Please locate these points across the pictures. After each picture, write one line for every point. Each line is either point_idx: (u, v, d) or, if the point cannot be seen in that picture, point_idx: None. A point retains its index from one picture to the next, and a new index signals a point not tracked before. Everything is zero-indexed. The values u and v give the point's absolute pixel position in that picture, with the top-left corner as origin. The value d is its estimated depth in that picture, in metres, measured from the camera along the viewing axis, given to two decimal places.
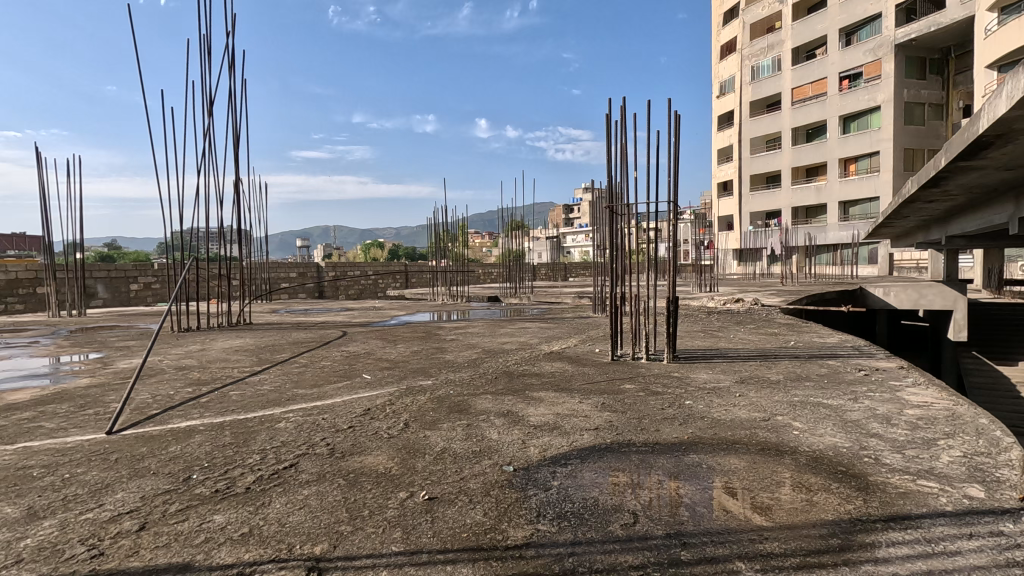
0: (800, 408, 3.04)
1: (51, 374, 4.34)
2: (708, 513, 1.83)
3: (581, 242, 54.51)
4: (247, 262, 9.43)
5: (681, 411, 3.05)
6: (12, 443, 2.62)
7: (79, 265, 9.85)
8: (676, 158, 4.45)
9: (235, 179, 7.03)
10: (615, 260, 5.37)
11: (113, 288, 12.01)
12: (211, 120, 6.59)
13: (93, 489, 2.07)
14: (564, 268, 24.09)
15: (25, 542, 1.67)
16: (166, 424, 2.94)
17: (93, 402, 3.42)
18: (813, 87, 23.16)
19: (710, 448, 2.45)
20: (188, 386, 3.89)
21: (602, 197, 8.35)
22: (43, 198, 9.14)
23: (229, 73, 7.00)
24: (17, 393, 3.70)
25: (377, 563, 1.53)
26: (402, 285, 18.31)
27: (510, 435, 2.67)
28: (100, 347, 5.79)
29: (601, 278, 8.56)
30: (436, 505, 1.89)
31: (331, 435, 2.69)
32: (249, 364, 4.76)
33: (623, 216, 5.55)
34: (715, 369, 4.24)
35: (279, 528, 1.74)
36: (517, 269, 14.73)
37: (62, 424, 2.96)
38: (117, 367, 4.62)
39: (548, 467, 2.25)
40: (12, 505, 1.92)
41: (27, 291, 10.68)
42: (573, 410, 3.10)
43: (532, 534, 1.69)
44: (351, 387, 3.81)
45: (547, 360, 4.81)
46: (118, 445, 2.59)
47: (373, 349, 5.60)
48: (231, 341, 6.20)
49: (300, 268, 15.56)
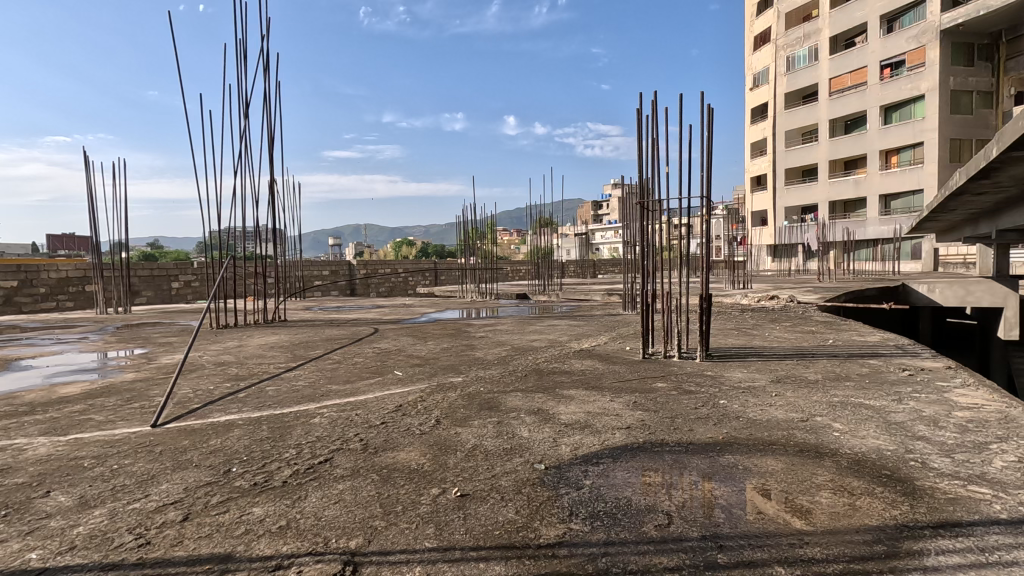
0: (840, 409, 2.95)
1: (100, 369, 4.53)
2: (743, 515, 1.79)
3: (610, 239, 54.04)
4: (282, 261, 9.67)
5: (715, 411, 2.98)
6: (65, 435, 2.74)
7: (124, 264, 10.23)
8: (709, 152, 4.36)
9: (270, 179, 7.24)
10: (646, 256, 5.30)
11: (155, 286, 12.47)
12: (247, 122, 6.78)
13: (139, 480, 2.15)
14: (593, 265, 23.95)
15: (78, 530, 1.74)
16: (207, 418, 3.04)
17: (138, 395, 3.56)
18: (852, 77, 22.39)
19: (745, 449, 2.40)
20: (226, 381, 4.02)
21: (632, 192, 8.24)
22: (91, 200, 9.55)
23: (265, 77, 7.18)
24: (69, 386, 3.87)
25: (411, 559, 1.55)
26: (431, 283, 18.48)
27: (541, 433, 2.66)
28: (144, 342, 6.04)
29: (632, 277, 8.45)
30: (468, 502, 1.90)
31: (364, 430, 2.73)
32: (284, 360, 4.86)
33: (654, 213, 5.44)
34: (751, 368, 4.14)
35: (315, 522, 1.77)
36: (546, 267, 14.69)
37: (110, 416, 3.08)
38: (160, 363, 4.78)
39: (579, 467, 2.23)
40: (65, 495, 2.00)
41: (77, 290, 11.17)
42: (604, 409, 3.07)
43: (564, 534, 1.68)
44: (383, 383, 3.86)
45: (577, 358, 4.77)
46: (162, 438, 2.68)
47: (404, 346, 5.66)
48: (266, 337, 6.35)
49: (332, 267, 15.87)
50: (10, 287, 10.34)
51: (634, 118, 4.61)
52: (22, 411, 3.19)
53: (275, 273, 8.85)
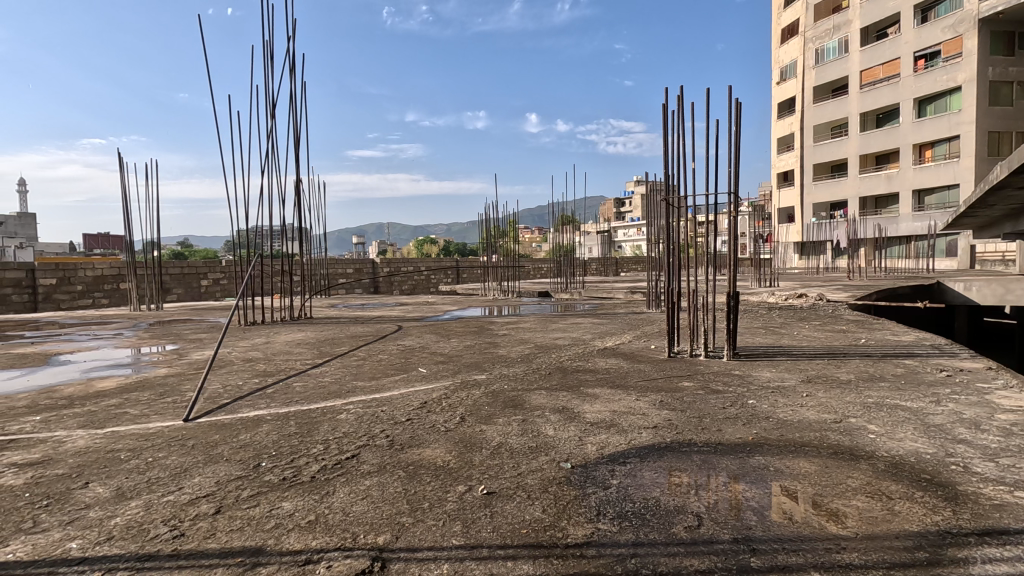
0: (876, 410, 2.85)
1: (134, 364, 4.66)
2: (771, 518, 1.75)
3: (633, 237, 53.60)
4: (308, 259, 9.82)
5: (745, 411, 2.93)
6: (102, 428, 2.82)
7: (156, 262, 10.50)
8: (737, 148, 4.28)
9: (296, 178, 7.36)
10: (670, 253, 5.22)
11: (185, 284, 12.78)
12: (274, 122, 6.89)
13: (173, 473, 2.20)
14: (615, 263, 23.78)
15: (116, 521, 1.79)
16: (236, 413, 3.08)
17: (171, 390, 3.65)
18: (884, 69, 21.76)
19: (777, 450, 2.35)
20: (255, 377, 4.10)
21: (656, 189, 8.15)
22: (125, 201, 9.83)
23: (291, 77, 7.30)
24: (105, 381, 4.00)
25: (438, 556, 1.55)
26: (453, 280, 18.55)
27: (567, 432, 2.64)
28: (176, 338, 6.20)
29: (657, 274, 8.36)
30: (495, 501, 1.90)
31: (390, 427, 2.74)
32: (311, 357, 4.93)
33: (678, 210, 5.36)
34: (780, 367, 4.05)
35: (343, 518, 1.78)
36: (569, 265, 14.61)
37: (145, 410, 3.16)
38: (190, 359, 4.90)
39: (606, 466, 2.20)
40: (103, 486, 2.06)
41: (112, 287, 11.54)
42: (630, 408, 3.04)
43: (593, 533, 1.66)
44: (408, 380, 3.89)
45: (601, 356, 4.73)
46: (194, 431, 2.75)
47: (427, 343, 5.69)
48: (292, 334, 6.46)
49: (356, 265, 16.05)
50: (49, 285, 10.70)
51: (660, 114, 4.56)
52: (60, 405, 3.29)
53: (302, 271, 8.99)
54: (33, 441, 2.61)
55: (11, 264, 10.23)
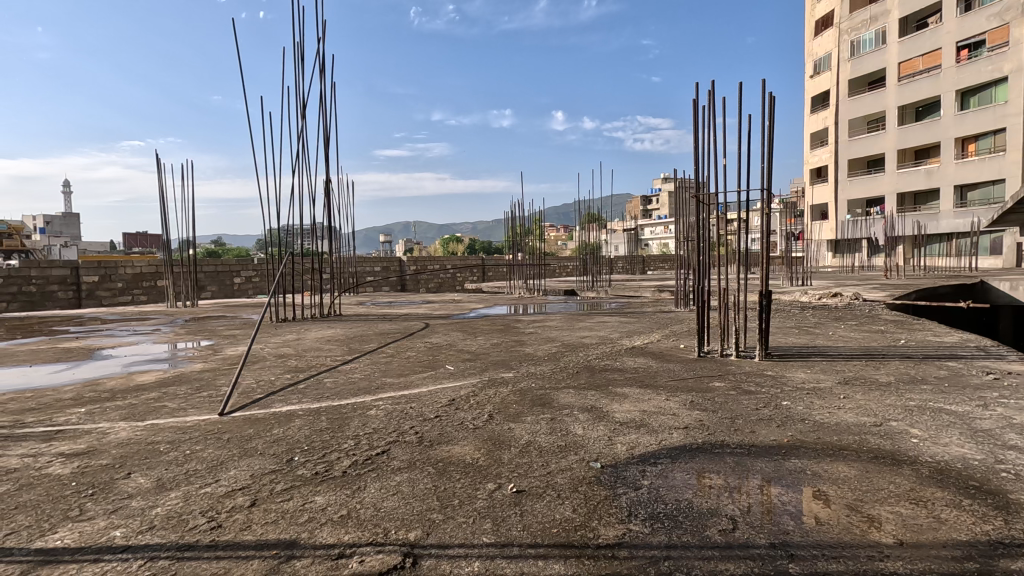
0: (917, 414, 2.75)
1: (171, 359, 4.80)
2: (807, 522, 1.71)
3: (661, 236, 52.93)
4: (337, 257, 9.94)
5: (779, 413, 2.85)
6: (142, 420, 2.91)
7: (191, 260, 10.80)
8: (770, 144, 4.17)
9: (326, 178, 7.49)
10: (700, 251, 5.12)
11: (219, 282, 13.10)
12: (304, 122, 6.99)
13: (210, 465, 2.25)
14: (642, 261, 23.54)
15: (156, 511, 1.84)
16: (270, 408, 3.15)
17: (206, 385, 3.76)
18: (925, 60, 20.99)
19: (813, 453, 2.28)
20: (287, 372, 4.18)
21: (685, 186, 8.03)
22: (163, 200, 10.15)
23: (321, 78, 7.41)
24: (145, 375, 4.13)
25: (469, 554, 1.55)
26: (478, 279, 18.63)
27: (596, 431, 2.62)
28: (211, 335, 6.38)
29: (686, 273, 8.23)
30: (525, 499, 1.88)
31: (419, 424, 2.76)
32: (340, 353, 4.99)
33: (707, 207, 5.24)
34: (814, 368, 3.94)
35: (374, 513, 1.80)
36: (595, 263, 14.54)
37: (182, 404, 3.26)
38: (225, 354, 5.03)
39: (636, 466, 2.18)
40: (144, 476, 2.13)
41: (150, 284, 11.94)
42: (660, 408, 3.00)
43: (624, 535, 1.64)
44: (435, 377, 3.91)
45: (629, 356, 4.68)
46: (229, 425, 2.81)
47: (455, 341, 5.71)
48: (322, 331, 6.57)
49: (383, 263, 16.25)
50: (92, 282, 11.12)
51: (690, 110, 4.49)
52: (103, 397, 3.42)
53: (331, 269, 9.12)
54: (79, 432, 2.71)
55: (56, 261, 10.65)
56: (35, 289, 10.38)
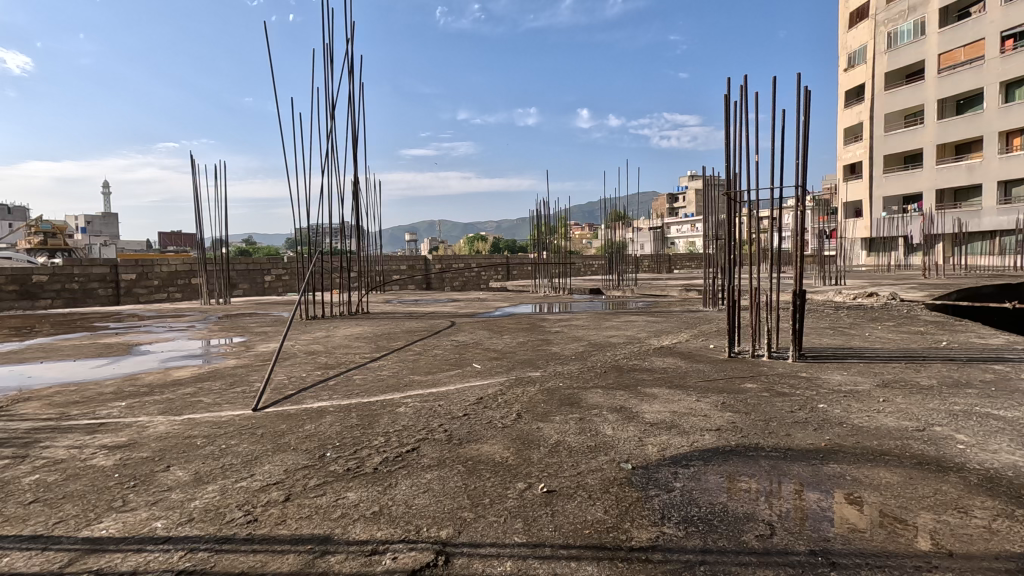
0: (963, 419, 2.65)
1: (206, 355, 4.92)
2: (843, 529, 1.66)
3: (687, 233, 52.04)
4: (365, 256, 10.07)
5: (815, 416, 2.77)
6: (180, 414, 2.99)
7: (224, 259, 11.07)
8: (804, 139, 4.06)
9: (354, 177, 7.59)
10: (729, 250, 4.99)
11: (251, 279, 13.38)
12: (332, 123, 7.10)
13: (244, 460, 2.30)
14: (668, 259, 23.26)
15: (195, 504, 1.88)
16: (301, 404, 3.20)
17: (240, 380, 3.85)
18: (966, 51, 20.20)
19: (853, 458, 2.21)
20: (317, 369, 4.25)
21: (714, 183, 7.88)
22: (197, 200, 10.44)
23: (350, 79, 7.52)
24: (181, 370, 4.24)
25: (502, 553, 1.54)
26: (503, 277, 18.67)
27: (626, 432, 2.59)
28: (243, 331, 6.53)
29: (714, 272, 8.09)
30: (556, 499, 1.87)
31: (448, 421, 2.78)
32: (368, 351, 5.05)
33: (737, 205, 5.11)
34: (851, 370, 3.83)
35: (407, 509, 1.81)
36: (620, 262, 14.43)
37: (218, 399, 3.34)
38: (257, 351, 5.13)
39: (668, 468, 2.15)
40: (182, 470, 2.18)
41: (184, 282, 12.32)
42: (690, 409, 2.95)
43: (658, 538, 1.61)
44: (463, 375, 3.93)
45: (657, 355, 4.62)
46: (263, 421, 2.87)
47: (481, 339, 5.72)
48: (350, 329, 6.67)
49: (409, 262, 16.39)
50: (130, 279, 11.50)
51: (722, 106, 4.41)
52: (142, 391, 3.53)
53: (359, 268, 9.23)
54: (121, 425, 2.79)
55: (97, 260, 11.02)
56: (77, 286, 10.76)
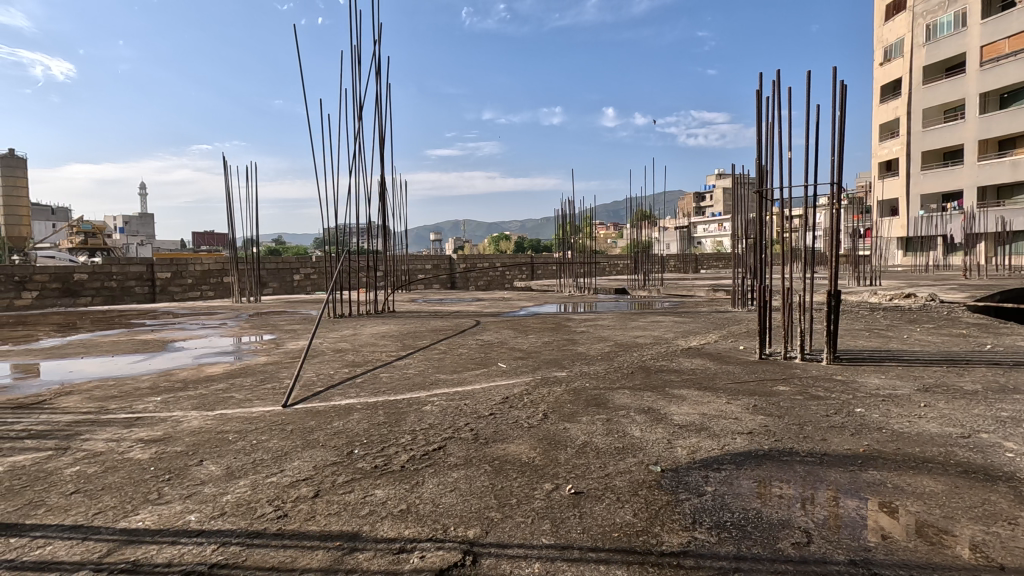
0: (1011, 426, 2.52)
1: (237, 352, 5.03)
2: (880, 538, 1.60)
3: (715, 232, 50.93)
4: (391, 255, 10.17)
5: (852, 420, 2.68)
6: (212, 410, 3.06)
7: (254, 259, 11.31)
8: (841, 134, 3.93)
9: (381, 177, 7.68)
10: (759, 250, 4.87)
11: (280, 278, 13.66)
12: (359, 124, 7.18)
13: (275, 456, 2.33)
14: (695, 259, 22.93)
15: (227, 498, 1.92)
16: (330, 401, 3.24)
17: (270, 377, 3.92)
18: (1010, 43, 19.37)
19: (894, 464, 2.13)
20: (345, 367, 4.29)
21: (744, 181, 7.73)
22: (229, 201, 10.71)
23: (377, 80, 7.58)
24: (213, 366, 4.34)
25: (530, 554, 1.52)
26: (527, 277, 18.67)
27: (654, 434, 2.54)
28: (273, 329, 6.66)
29: (743, 271, 7.94)
30: (583, 501, 1.85)
31: (474, 421, 2.76)
32: (395, 349, 5.09)
33: (768, 203, 4.98)
34: (889, 374, 3.69)
35: (434, 508, 1.81)
36: (646, 261, 14.28)
37: (248, 395, 3.40)
38: (286, 348, 5.23)
39: (699, 471, 2.10)
40: (215, 464, 2.22)
41: (217, 280, 12.62)
42: (721, 411, 2.89)
43: (690, 543, 1.57)
44: (489, 374, 3.93)
45: (685, 356, 4.54)
46: (292, 417, 2.91)
47: (506, 338, 5.72)
48: (377, 327, 6.74)
49: (434, 261, 16.49)
50: (165, 278, 11.84)
51: (754, 102, 4.32)
52: (176, 387, 3.62)
53: (385, 267, 9.33)
54: (156, 419, 2.87)
55: (134, 259, 11.37)
56: (115, 284, 11.11)
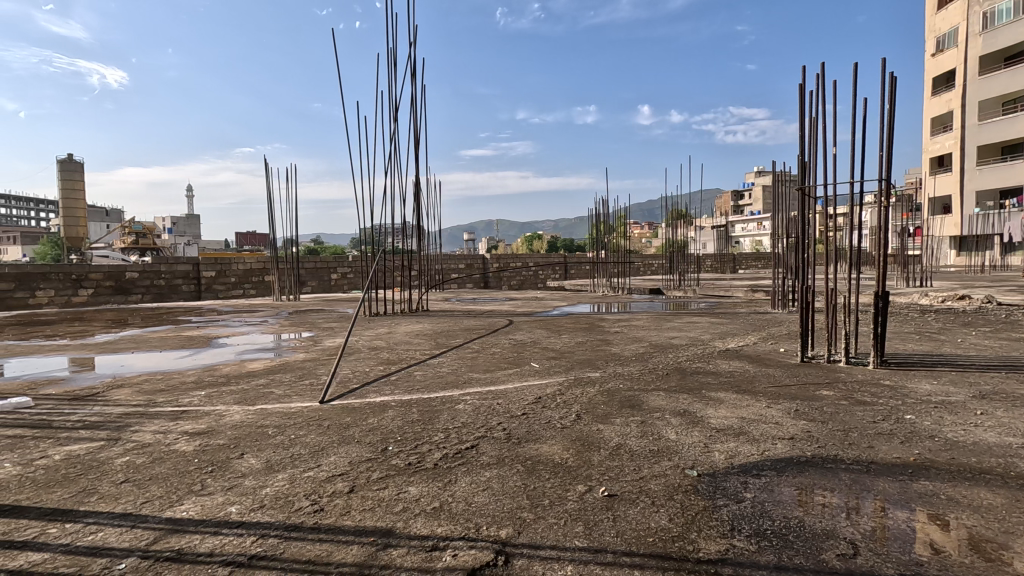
0: None
1: (277, 348, 5.17)
2: (930, 551, 1.52)
3: (753, 232, 49.37)
4: (426, 255, 10.26)
5: (901, 428, 2.56)
6: (253, 404, 3.15)
7: (294, 258, 11.61)
8: (890, 128, 3.76)
9: (416, 177, 7.77)
10: (800, 250, 4.70)
11: (318, 277, 13.98)
12: (395, 125, 7.27)
13: (312, 451, 2.38)
14: (733, 259, 22.40)
15: (266, 491, 1.96)
16: (365, 398, 3.29)
17: (308, 373, 4.01)
18: None
19: (948, 475, 2.02)
20: (380, 365, 4.36)
21: (786, 179, 7.51)
22: (270, 202, 11.02)
23: (412, 82, 7.67)
24: (254, 362, 4.47)
25: (562, 557, 1.51)
26: (561, 277, 18.59)
27: (690, 437, 2.49)
28: (311, 326, 6.82)
29: (784, 272, 7.69)
30: (617, 504, 1.82)
31: (506, 421, 2.75)
32: (429, 348, 5.14)
33: (811, 201, 4.80)
34: (942, 380, 3.52)
35: (466, 508, 1.81)
36: (681, 260, 14.04)
37: (287, 391, 3.49)
38: (324, 345, 5.35)
39: (737, 477, 2.04)
40: (255, 458, 2.28)
41: (259, 279, 13.01)
42: (760, 415, 2.80)
43: (727, 550, 1.53)
44: (522, 374, 3.92)
45: (723, 358, 4.43)
46: (328, 413, 2.96)
47: (539, 338, 5.71)
48: (411, 326, 6.81)
49: (467, 261, 16.59)
50: (210, 276, 12.28)
51: (797, 96, 4.17)
52: (220, 381, 3.75)
53: (419, 267, 9.42)
54: (200, 413, 2.97)
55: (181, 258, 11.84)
56: (164, 282, 11.58)
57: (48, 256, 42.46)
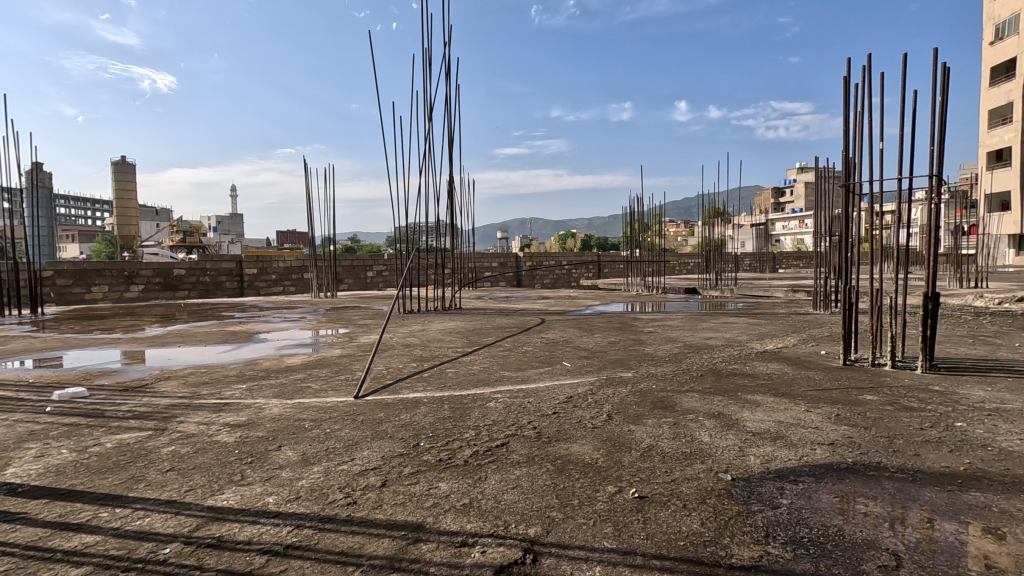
0: None
1: (314, 344, 5.31)
2: (978, 565, 1.45)
3: (794, 231, 47.83)
4: (459, 254, 10.34)
5: (951, 435, 2.45)
6: (291, 398, 3.24)
7: (331, 256, 11.87)
8: (941, 121, 3.59)
9: (449, 176, 7.84)
10: (843, 248, 4.52)
11: (355, 275, 14.26)
12: (429, 125, 7.36)
13: (346, 445, 2.44)
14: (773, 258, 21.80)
15: (302, 483, 2.02)
16: (398, 394, 3.35)
17: (344, 369, 4.10)
18: None
19: (1000, 487, 1.92)
20: (413, 362, 4.42)
21: (829, 175, 7.24)
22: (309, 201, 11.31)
23: (447, 81, 7.73)
24: (292, 357, 4.60)
25: (591, 557, 1.50)
26: (594, 276, 18.46)
27: (725, 440, 2.43)
28: (347, 323, 6.98)
29: (827, 271, 7.44)
30: (648, 506, 1.80)
31: (537, 419, 2.75)
32: (461, 345, 5.19)
33: (854, 199, 4.61)
34: (996, 386, 3.34)
35: (496, 505, 1.82)
36: (718, 259, 13.74)
37: (324, 386, 3.58)
38: (359, 342, 5.46)
39: (773, 482, 1.98)
40: (292, 450, 2.35)
41: (298, 276, 13.37)
42: (799, 419, 2.72)
43: (762, 557, 1.49)
44: (553, 373, 3.91)
45: (760, 360, 4.32)
46: (363, 409, 3.02)
47: (571, 337, 5.69)
48: (444, 323, 6.89)
49: (500, 259, 16.65)
50: (252, 274, 12.69)
51: (843, 89, 4.02)
52: (260, 376, 3.87)
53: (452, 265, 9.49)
54: (241, 406, 3.07)
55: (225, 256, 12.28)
56: (209, 279, 12.04)
57: (103, 254, 44.63)
